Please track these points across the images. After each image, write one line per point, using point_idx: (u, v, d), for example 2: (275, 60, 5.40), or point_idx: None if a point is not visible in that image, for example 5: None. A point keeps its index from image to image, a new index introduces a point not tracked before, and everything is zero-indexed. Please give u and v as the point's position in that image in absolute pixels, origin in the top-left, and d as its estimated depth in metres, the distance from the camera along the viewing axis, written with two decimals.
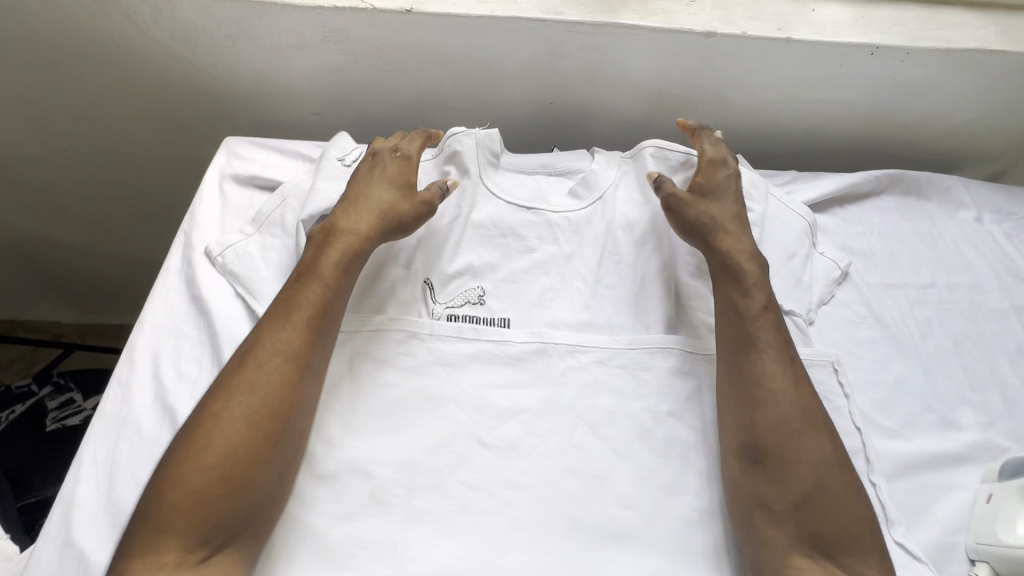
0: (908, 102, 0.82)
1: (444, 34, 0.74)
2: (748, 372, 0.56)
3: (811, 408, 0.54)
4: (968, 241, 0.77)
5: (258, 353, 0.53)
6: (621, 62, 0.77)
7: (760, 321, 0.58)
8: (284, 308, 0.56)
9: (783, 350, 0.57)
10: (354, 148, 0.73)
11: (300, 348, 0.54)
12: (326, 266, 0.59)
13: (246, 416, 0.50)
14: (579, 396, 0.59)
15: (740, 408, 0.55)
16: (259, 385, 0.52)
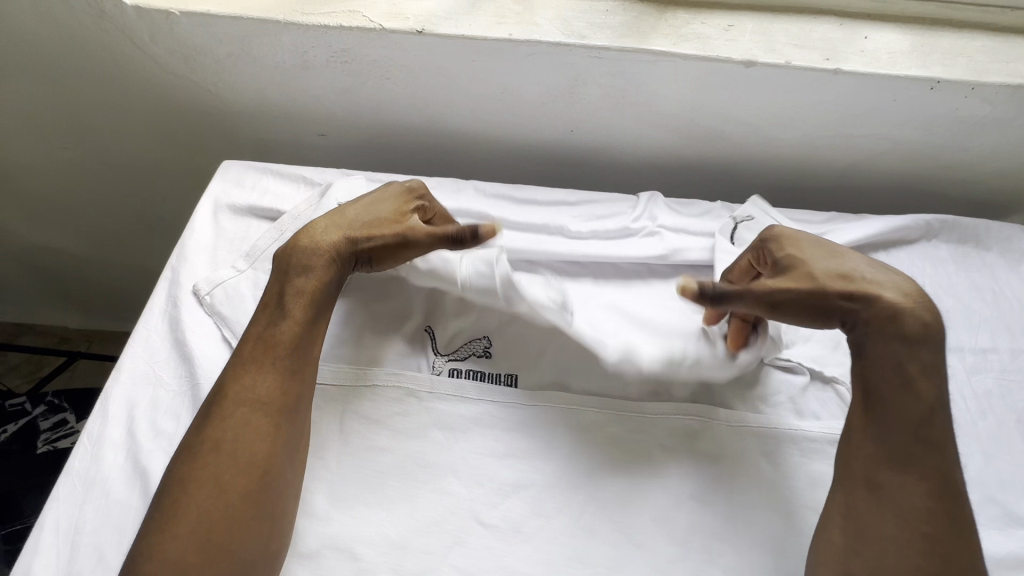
0: (968, 141, 0.74)
1: (458, 56, 0.68)
2: (893, 499, 0.46)
3: (965, 555, 0.45)
4: None
5: (222, 405, 0.48)
6: (649, 90, 0.71)
7: (923, 436, 0.47)
8: (252, 352, 0.50)
9: (947, 475, 0.46)
10: (359, 190, 0.68)
11: (272, 393, 0.48)
12: (296, 299, 0.52)
13: (216, 477, 0.45)
14: (591, 472, 0.53)
15: (866, 539, 0.46)
16: (228, 441, 0.46)
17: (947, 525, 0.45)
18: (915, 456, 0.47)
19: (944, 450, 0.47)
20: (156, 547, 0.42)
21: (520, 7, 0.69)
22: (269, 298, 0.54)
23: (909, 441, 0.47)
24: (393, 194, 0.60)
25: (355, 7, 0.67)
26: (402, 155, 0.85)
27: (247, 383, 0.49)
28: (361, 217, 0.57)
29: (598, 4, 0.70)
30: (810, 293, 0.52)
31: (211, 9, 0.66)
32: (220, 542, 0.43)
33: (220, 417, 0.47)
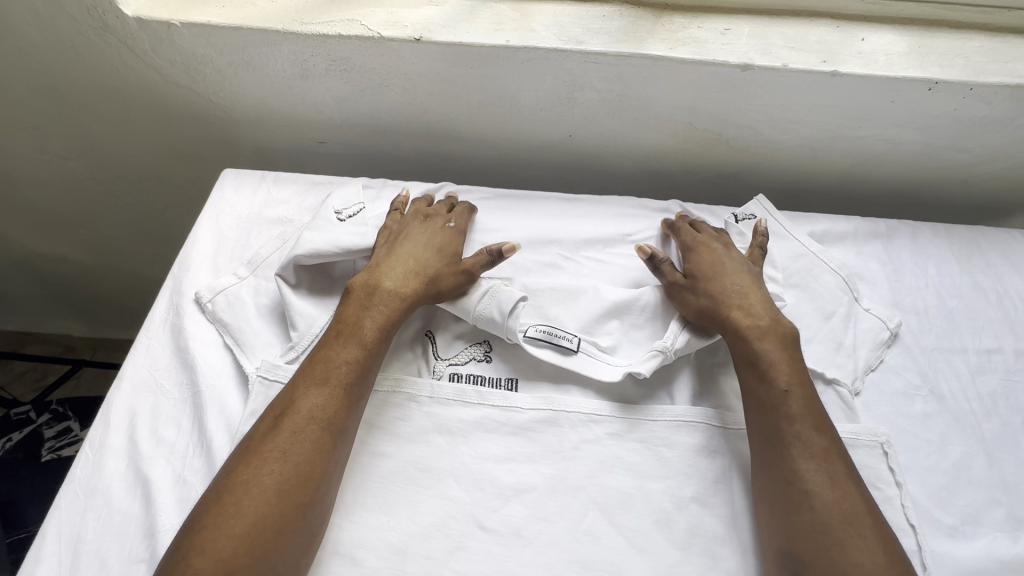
0: (968, 141, 0.74)
1: (456, 63, 0.69)
2: (774, 471, 0.49)
3: (855, 508, 0.47)
4: None
5: (296, 417, 0.48)
6: (647, 94, 0.71)
7: (779, 406, 0.52)
8: (325, 367, 0.51)
9: (816, 438, 0.50)
10: (357, 201, 0.68)
11: (342, 416, 0.49)
12: (372, 326, 0.54)
13: (277, 488, 0.45)
14: (592, 475, 0.53)
15: (772, 513, 0.49)
16: (297, 455, 0.46)
17: (827, 483, 0.48)
18: (780, 427, 0.51)
19: (814, 416, 0.51)
20: (206, 550, 0.42)
21: (517, 14, 0.70)
22: (342, 318, 0.55)
23: (768, 414, 0.51)
24: (446, 234, 0.64)
25: (352, 16, 0.68)
26: (403, 162, 0.86)
27: (316, 396, 0.49)
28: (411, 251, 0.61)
29: (595, 11, 0.70)
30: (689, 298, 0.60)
31: (212, 19, 0.67)
32: (268, 558, 0.43)
33: (289, 427, 0.48)
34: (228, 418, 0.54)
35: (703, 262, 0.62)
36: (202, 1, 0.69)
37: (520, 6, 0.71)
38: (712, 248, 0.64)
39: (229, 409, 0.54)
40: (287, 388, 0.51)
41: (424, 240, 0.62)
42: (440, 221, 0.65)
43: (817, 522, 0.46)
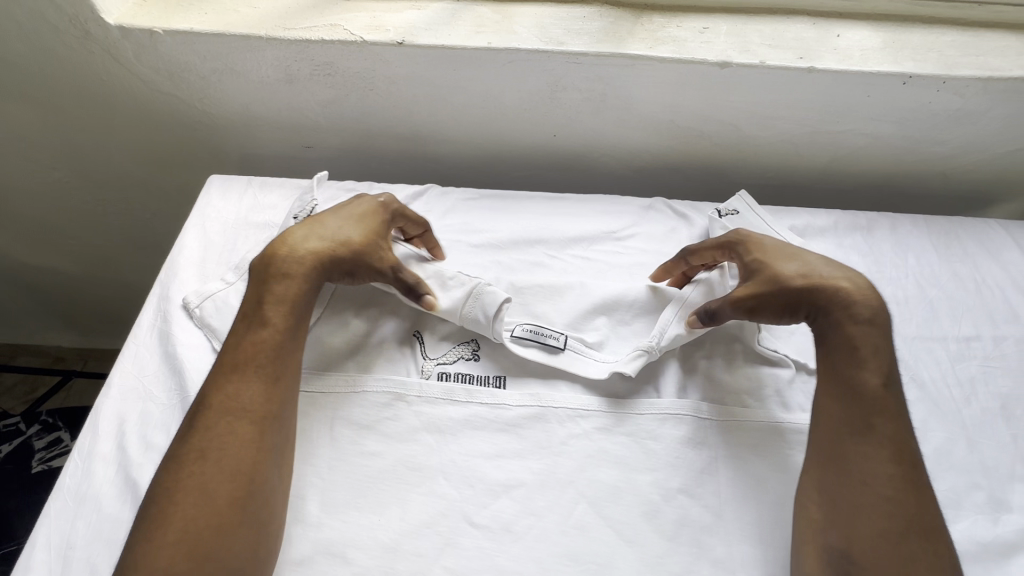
0: (944, 133, 0.75)
1: (439, 66, 0.70)
2: (853, 470, 0.49)
3: (930, 520, 0.47)
4: (1013, 286, 0.70)
5: (211, 416, 0.48)
6: (628, 93, 0.72)
7: (877, 407, 0.50)
8: (230, 363, 0.51)
9: (901, 441, 0.49)
10: (311, 201, 0.67)
11: (258, 403, 0.49)
12: (275, 309, 0.54)
13: (203, 486, 0.45)
14: (580, 469, 0.53)
15: (836, 508, 0.48)
16: (216, 451, 0.47)
17: (910, 492, 0.47)
18: (869, 429, 0.50)
19: (901, 418, 0.50)
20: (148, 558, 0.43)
21: (498, 16, 0.71)
22: (246, 309, 0.55)
23: (866, 414, 0.50)
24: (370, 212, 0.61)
25: (335, 21, 0.69)
26: (389, 166, 0.86)
27: (226, 391, 0.50)
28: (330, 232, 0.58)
29: (575, 12, 0.71)
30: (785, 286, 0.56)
31: (194, 26, 0.68)
32: (215, 555, 0.43)
33: (200, 428, 0.48)
34: None
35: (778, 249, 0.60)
36: (185, 8, 0.70)
37: (502, 8, 0.72)
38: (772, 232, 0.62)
39: None
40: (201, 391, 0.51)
41: (344, 213, 0.60)
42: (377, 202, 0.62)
43: (887, 526, 0.46)
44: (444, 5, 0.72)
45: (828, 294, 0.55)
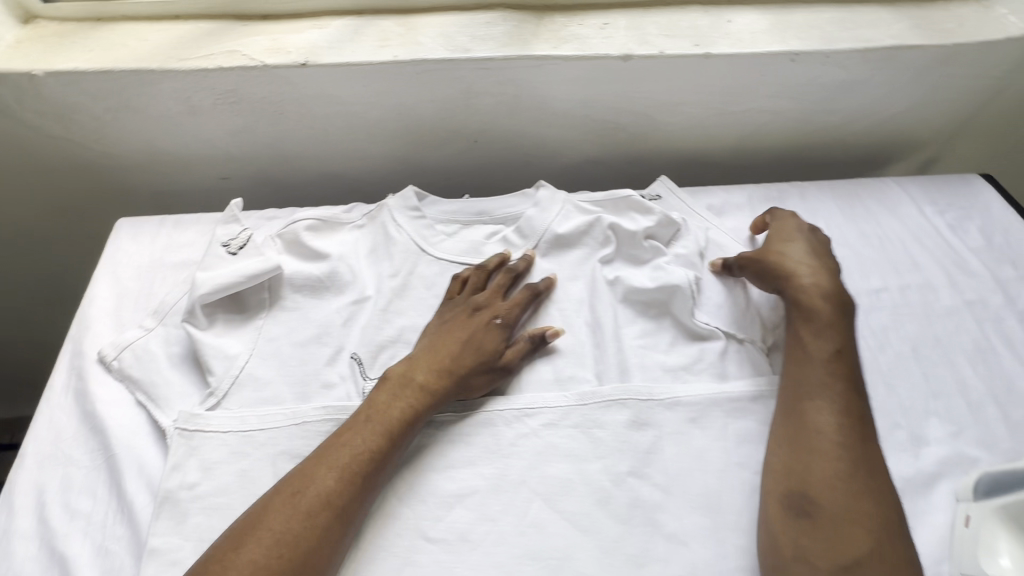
0: (837, 104, 0.81)
1: (347, 84, 0.69)
2: (804, 421, 0.53)
3: (875, 465, 0.51)
4: (913, 237, 0.76)
5: (307, 492, 0.48)
6: (540, 93, 0.73)
7: (826, 368, 0.56)
8: (344, 453, 0.50)
9: (854, 404, 0.54)
10: (242, 229, 0.65)
11: (350, 499, 0.48)
12: (399, 406, 0.54)
13: (259, 567, 0.44)
14: (531, 467, 0.54)
15: (793, 457, 0.52)
16: (293, 536, 0.45)
17: (858, 440, 0.52)
18: (826, 386, 0.55)
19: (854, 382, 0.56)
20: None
21: (402, 28, 0.71)
22: (386, 383, 0.56)
23: (821, 374, 0.56)
24: (492, 326, 0.61)
25: (234, 47, 0.67)
26: (314, 190, 0.84)
27: (331, 477, 0.49)
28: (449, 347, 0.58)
29: (479, 18, 0.72)
30: (794, 284, 0.62)
31: (79, 66, 0.65)
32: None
33: (298, 509, 0.47)
34: (149, 477, 0.52)
35: (788, 245, 0.66)
36: (69, 48, 0.67)
37: (405, 20, 0.72)
38: (787, 226, 0.69)
39: (148, 467, 0.52)
40: (306, 466, 0.50)
41: (483, 312, 0.62)
42: (487, 316, 0.61)
43: (839, 468, 0.50)
44: (346, 21, 0.72)
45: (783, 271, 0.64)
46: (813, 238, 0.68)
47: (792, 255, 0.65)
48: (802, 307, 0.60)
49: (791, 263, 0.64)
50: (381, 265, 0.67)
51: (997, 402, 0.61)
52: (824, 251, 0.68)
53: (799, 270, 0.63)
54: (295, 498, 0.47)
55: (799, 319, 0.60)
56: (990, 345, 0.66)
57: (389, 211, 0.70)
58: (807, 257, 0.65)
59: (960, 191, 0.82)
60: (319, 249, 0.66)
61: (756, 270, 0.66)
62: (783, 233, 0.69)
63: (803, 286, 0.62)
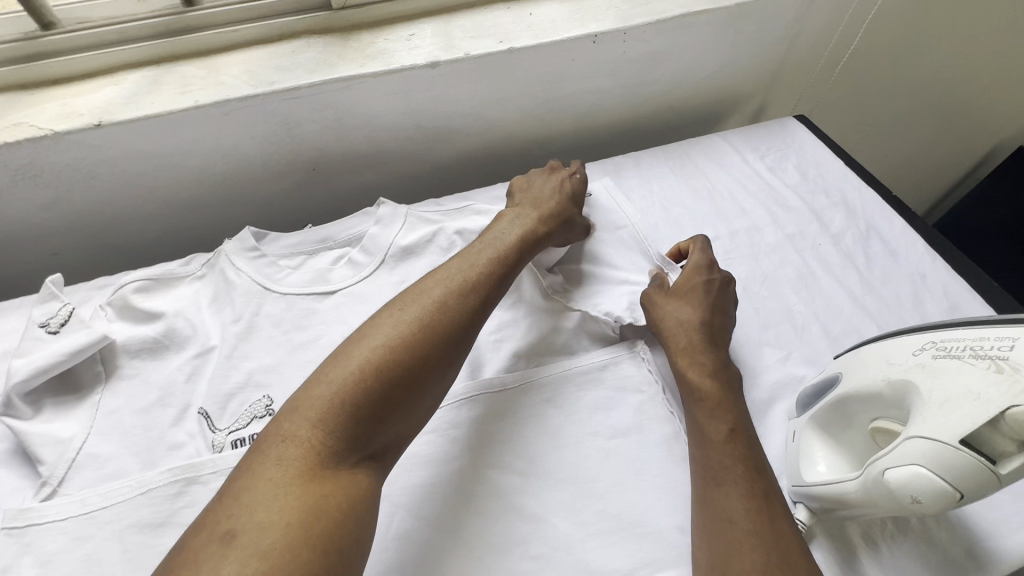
0: (652, 73, 0.85)
1: (154, 136, 0.67)
2: (715, 510, 0.49)
3: (792, 548, 0.47)
4: (738, 185, 0.82)
5: (455, 278, 0.57)
6: (361, 112, 0.74)
7: (724, 451, 0.52)
8: (479, 259, 0.60)
9: (755, 481, 0.50)
10: (61, 305, 0.62)
11: (453, 322, 0.53)
12: (499, 245, 0.62)
13: (420, 327, 0.51)
14: (390, 481, 0.54)
15: (712, 551, 0.47)
16: (448, 308, 0.54)
17: (767, 519, 0.48)
18: (727, 468, 0.51)
19: (753, 460, 0.52)
20: (352, 361, 0.48)
21: (203, 71, 0.69)
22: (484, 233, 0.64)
23: (719, 456, 0.52)
24: (576, 180, 0.72)
25: (19, 119, 0.64)
26: (160, 246, 0.82)
27: (441, 295, 0.54)
28: (543, 195, 0.70)
29: (284, 48, 0.72)
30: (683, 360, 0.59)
31: None
32: (360, 427, 0.45)
33: (405, 322, 0.51)
34: None
35: (682, 307, 0.63)
36: None
37: (206, 62, 0.70)
38: (693, 280, 0.65)
39: None
40: (417, 288, 0.55)
41: (563, 172, 0.73)
42: (565, 172, 0.73)
43: (756, 558, 0.46)
44: (144, 73, 0.69)
45: (670, 337, 0.62)
46: (708, 295, 0.64)
47: (684, 322, 0.61)
48: (693, 390, 0.57)
49: (681, 333, 0.61)
50: (223, 312, 0.66)
51: (819, 320, 0.68)
52: (719, 309, 0.64)
53: (681, 341, 0.61)
54: (405, 313, 0.52)
55: (693, 402, 0.57)
56: (810, 271, 0.72)
57: (227, 256, 0.68)
58: (696, 325, 0.61)
59: (776, 134, 0.89)
60: (152, 309, 0.64)
61: (654, 321, 0.64)
62: (688, 283, 0.65)
63: (685, 362, 0.59)
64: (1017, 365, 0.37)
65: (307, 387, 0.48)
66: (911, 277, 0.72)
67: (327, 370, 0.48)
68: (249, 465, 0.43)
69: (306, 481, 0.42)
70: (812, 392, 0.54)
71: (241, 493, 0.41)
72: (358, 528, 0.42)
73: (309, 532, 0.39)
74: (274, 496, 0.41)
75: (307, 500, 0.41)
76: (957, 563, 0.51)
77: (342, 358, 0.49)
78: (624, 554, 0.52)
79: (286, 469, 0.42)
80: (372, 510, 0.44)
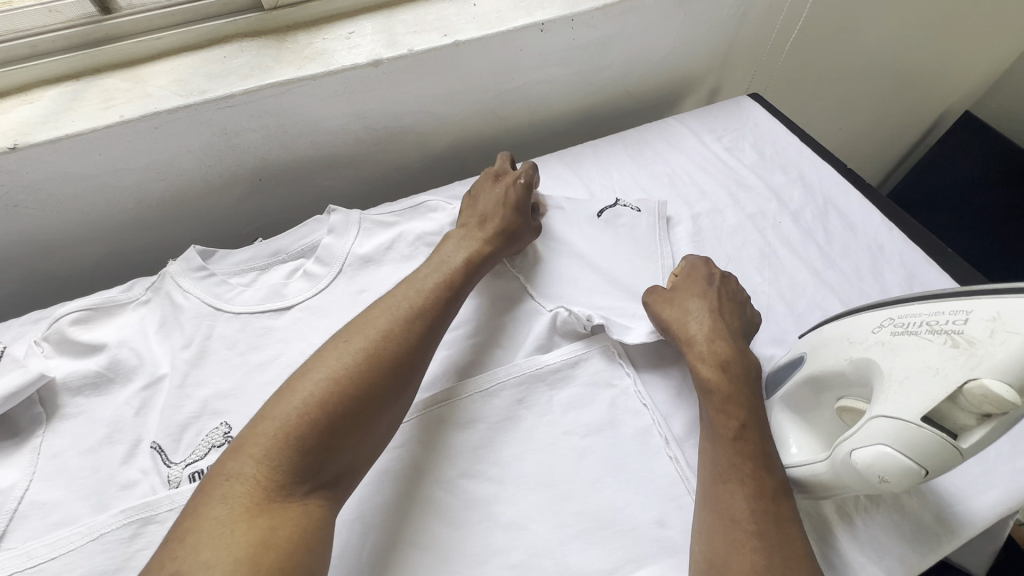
0: (604, 59, 0.84)
1: (79, 156, 0.63)
2: (718, 508, 0.47)
3: (796, 553, 0.44)
4: (698, 167, 0.82)
5: (400, 304, 0.55)
6: (305, 116, 0.71)
7: (733, 447, 0.50)
8: (426, 282, 0.59)
9: (764, 481, 0.48)
10: None
11: (397, 349, 0.51)
12: (444, 268, 0.61)
13: (366, 356, 0.50)
14: (360, 503, 0.52)
15: (711, 547, 0.45)
16: (395, 335, 0.52)
17: (772, 521, 0.46)
18: (737, 466, 0.48)
19: (765, 459, 0.49)
20: (295, 398, 0.46)
21: (129, 83, 0.65)
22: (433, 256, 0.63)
23: (728, 453, 0.49)
24: (517, 188, 0.69)
25: None
26: (103, 270, 0.77)
27: (382, 324, 0.53)
28: (490, 206, 0.68)
29: (216, 54, 0.68)
30: (698, 346, 0.57)
31: None
32: (306, 460, 0.44)
33: (350, 351, 0.50)
34: None
35: (692, 300, 0.61)
36: None
37: (131, 73, 0.66)
38: (699, 276, 0.64)
39: None
40: (358, 318, 0.54)
41: (509, 177, 0.71)
42: (510, 179, 0.70)
43: (757, 562, 0.43)
44: (63, 89, 0.65)
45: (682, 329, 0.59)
46: (714, 286, 0.63)
47: (693, 313, 0.60)
48: (702, 380, 0.55)
49: (693, 323, 0.59)
50: (171, 337, 0.62)
51: (783, 298, 0.68)
52: (728, 300, 0.62)
53: (696, 332, 0.58)
54: (348, 342, 0.51)
55: (704, 395, 0.54)
56: (773, 250, 0.72)
57: (172, 279, 0.65)
58: (708, 316, 0.59)
59: (732, 114, 0.89)
60: (93, 341, 0.60)
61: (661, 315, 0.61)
62: (693, 280, 0.64)
63: (699, 351, 0.57)
64: (973, 339, 0.37)
65: (252, 425, 0.46)
66: (870, 247, 0.73)
67: (273, 404, 0.47)
68: (194, 506, 0.42)
69: (253, 516, 0.40)
70: (777, 377, 0.55)
71: (185, 533, 0.40)
72: (311, 558, 0.41)
73: (258, 566, 0.38)
74: (218, 535, 0.39)
75: (254, 536, 0.39)
76: (929, 529, 0.52)
77: (287, 391, 0.47)
78: (605, 553, 0.51)
79: (232, 505, 0.41)
80: (327, 541, 0.43)
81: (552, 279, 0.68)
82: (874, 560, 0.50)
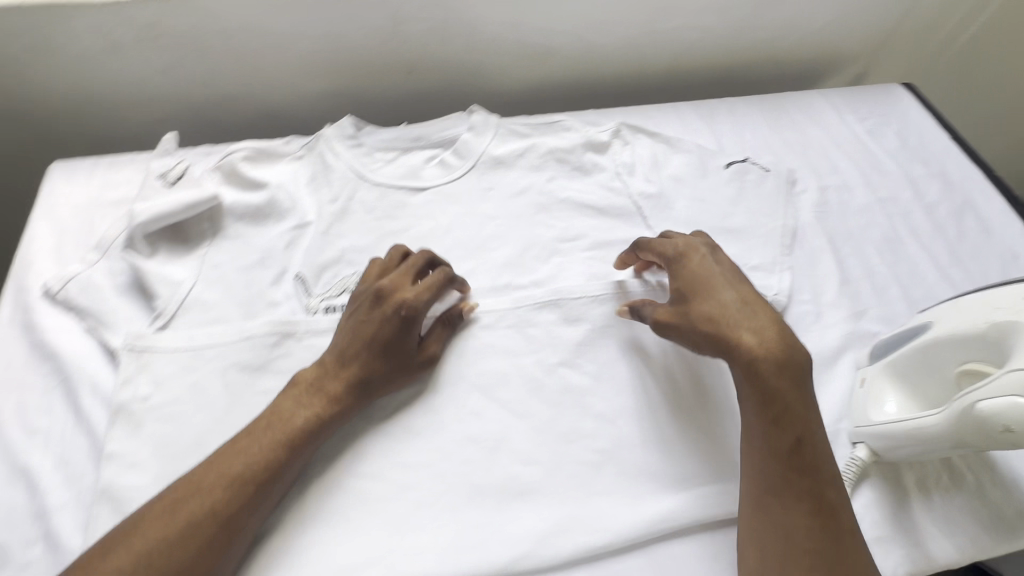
0: (761, 16, 0.83)
1: (269, 11, 0.69)
2: (771, 523, 0.47)
3: (859, 564, 0.45)
4: (834, 143, 0.80)
5: (192, 500, 0.46)
6: (468, 16, 0.74)
7: (785, 467, 0.48)
8: (238, 457, 0.48)
9: (822, 501, 0.47)
10: (178, 162, 0.67)
11: (232, 507, 0.46)
12: (292, 420, 0.51)
13: (205, 507, 0.45)
14: (470, 364, 0.58)
15: (761, 554, 0.47)
16: (237, 485, 0.47)
17: (830, 538, 0.45)
18: (790, 483, 0.47)
19: (825, 473, 0.48)
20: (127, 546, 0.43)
21: None
22: (287, 393, 0.53)
23: (783, 472, 0.47)
24: (392, 326, 0.54)
25: None
26: (254, 130, 0.85)
27: (225, 472, 0.47)
28: (353, 343, 0.54)
29: None
30: (731, 346, 0.51)
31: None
32: None
33: (191, 498, 0.46)
34: (103, 396, 0.56)
35: (710, 297, 0.53)
36: None
37: None
38: (698, 268, 0.56)
39: (99, 382, 0.56)
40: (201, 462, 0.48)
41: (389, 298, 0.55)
42: (389, 307, 0.54)
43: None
44: None
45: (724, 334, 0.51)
46: (726, 271, 0.56)
47: (728, 308, 0.52)
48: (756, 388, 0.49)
49: (727, 320, 0.52)
50: (320, 190, 0.69)
51: (899, 283, 0.67)
52: (745, 279, 0.56)
53: (733, 331, 0.51)
54: (189, 487, 0.46)
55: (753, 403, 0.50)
56: (897, 236, 0.71)
57: (327, 141, 0.71)
58: (740, 305, 0.52)
59: (881, 99, 0.86)
60: (256, 179, 0.67)
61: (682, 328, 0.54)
62: (694, 272, 0.56)
63: (746, 350, 0.50)
64: None
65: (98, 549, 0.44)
66: (1002, 255, 0.70)
67: (113, 542, 0.44)
68: None
69: None
70: (887, 343, 0.55)
71: None
72: None
73: None
74: None
75: None
76: (1008, 521, 0.52)
77: (128, 529, 0.44)
78: (682, 462, 0.54)
79: None
80: None
81: (671, 216, 0.70)
82: (944, 533, 0.51)
